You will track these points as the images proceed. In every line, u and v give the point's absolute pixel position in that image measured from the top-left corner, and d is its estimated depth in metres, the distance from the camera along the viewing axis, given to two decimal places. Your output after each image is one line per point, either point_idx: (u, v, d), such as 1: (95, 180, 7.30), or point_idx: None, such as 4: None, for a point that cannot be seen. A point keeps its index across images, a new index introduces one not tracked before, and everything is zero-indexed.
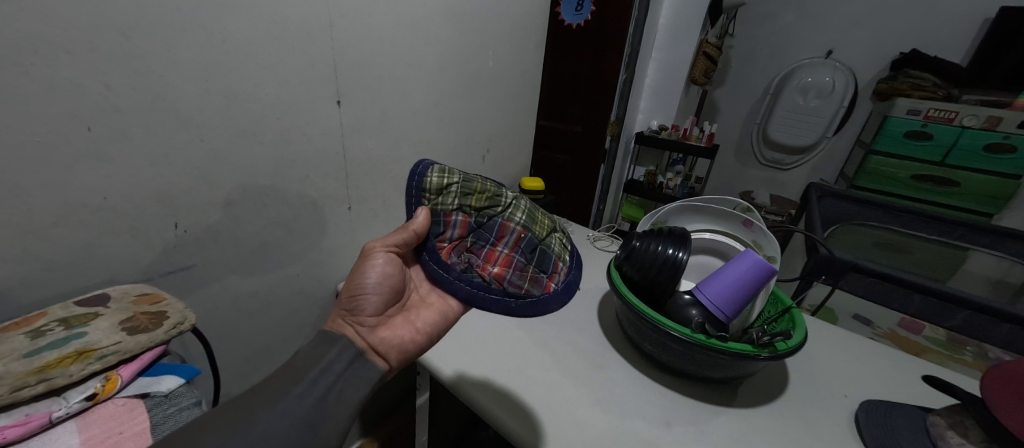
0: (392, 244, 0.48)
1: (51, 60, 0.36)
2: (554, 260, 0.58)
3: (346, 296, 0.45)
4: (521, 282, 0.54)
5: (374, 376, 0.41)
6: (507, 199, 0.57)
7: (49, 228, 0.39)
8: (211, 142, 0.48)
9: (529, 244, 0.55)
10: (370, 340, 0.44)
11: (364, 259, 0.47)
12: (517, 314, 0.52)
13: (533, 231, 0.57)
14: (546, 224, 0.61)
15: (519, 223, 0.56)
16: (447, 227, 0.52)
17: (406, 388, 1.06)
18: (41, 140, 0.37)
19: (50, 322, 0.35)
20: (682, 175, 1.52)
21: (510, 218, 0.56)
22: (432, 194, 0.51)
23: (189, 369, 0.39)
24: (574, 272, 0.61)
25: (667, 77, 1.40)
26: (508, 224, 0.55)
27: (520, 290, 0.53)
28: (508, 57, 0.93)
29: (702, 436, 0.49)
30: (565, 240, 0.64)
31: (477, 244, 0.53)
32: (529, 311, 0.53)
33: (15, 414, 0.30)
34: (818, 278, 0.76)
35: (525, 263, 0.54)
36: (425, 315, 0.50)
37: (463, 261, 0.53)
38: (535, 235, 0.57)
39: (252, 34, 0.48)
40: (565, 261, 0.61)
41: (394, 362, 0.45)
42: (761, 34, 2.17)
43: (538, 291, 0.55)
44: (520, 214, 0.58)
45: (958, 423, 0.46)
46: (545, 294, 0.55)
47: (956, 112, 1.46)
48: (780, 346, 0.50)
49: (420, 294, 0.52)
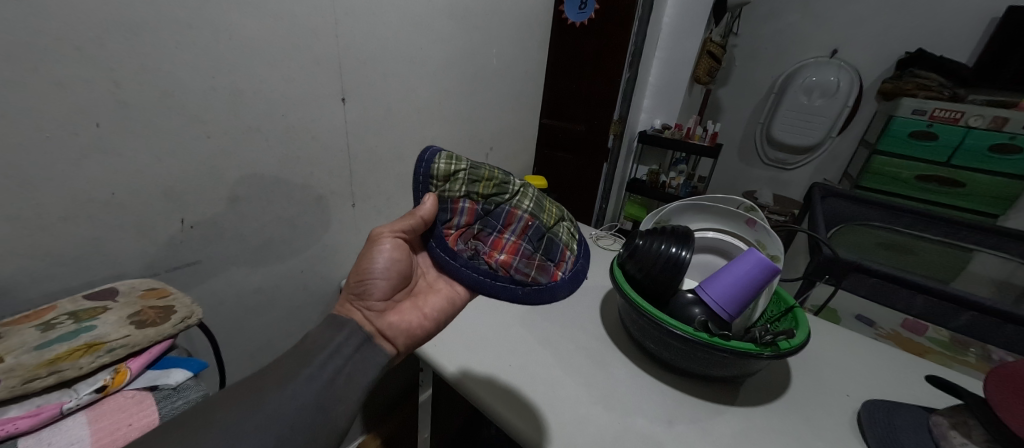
0: (399, 230, 0.48)
1: (60, 57, 0.36)
2: (563, 248, 0.55)
3: (354, 280, 0.46)
4: (528, 269, 0.50)
5: (380, 360, 0.42)
6: (516, 186, 0.54)
7: (58, 223, 0.40)
8: (217, 138, 0.49)
9: (537, 232, 0.52)
10: (377, 324, 0.45)
11: (372, 244, 0.48)
12: (522, 302, 0.49)
13: (542, 219, 0.54)
14: (555, 212, 0.58)
15: (528, 211, 0.53)
16: (454, 214, 0.51)
17: (408, 383, 1.06)
18: (51, 135, 0.37)
19: (60, 315, 0.36)
20: (684, 175, 1.52)
21: (518, 205, 0.52)
22: (439, 181, 0.50)
23: (196, 362, 0.40)
24: (583, 261, 0.57)
25: (671, 76, 1.40)
26: (516, 212, 0.52)
27: (526, 278, 0.50)
28: (512, 55, 0.93)
29: (704, 435, 0.49)
30: (574, 228, 0.59)
31: (483, 231, 0.51)
32: (536, 299, 0.49)
33: (26, 405, 0.30)
34: (821, 279, 0.76)
35: (532, 251, 0.51)
36: (433, 301, 0.51)
37: (470, 248, 0.52)
38: (544, 223, 0.54)
39: (258, 31, 0.48)
40: (573, 251, 0.56)
41: (401, 347, 0.46)
42: (766, 33, 2.16)
43: (545, 279, 0.51)
44: (528, 202, 0.54)
45: (962, 423, 0.46)
46: (552, 283, 0.51)
47: (961, 112, 1.45)
48: (783, 345, 0.50)
49: (427, 280, 0.53)
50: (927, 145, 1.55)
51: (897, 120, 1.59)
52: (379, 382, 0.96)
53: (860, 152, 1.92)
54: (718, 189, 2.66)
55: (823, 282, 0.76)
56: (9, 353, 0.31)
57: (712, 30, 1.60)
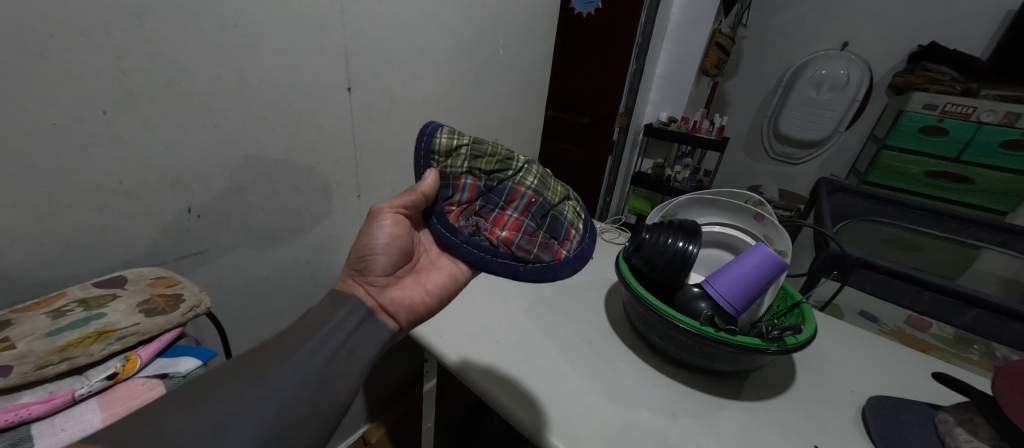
0: (400, 205, 0.48)
1: (67, 43, 0.36)
2: (567, 227, 0.56)
3: (354, 256, 0.45)
4: (531, 246, 0.53)
5: (383, 337, 0.41)
6: (519, 163, 0.54)
7: (67, 211, 0.40)
8: (224, 127, 0.48)
9: (540, 210, 0.53)
10: (380, 294, 0.45)
11: (374, 217, 0.47)
12: (525, 279, 0.52)
13: (545, 196, 0.55)
14: (560, 190, 0.59)
15: (531, 188, 0.54)
16: (456, 190, 0.51)
17: (412, 372, 1.08)
18: (57, 123, 0.37)
19: (71, 302, 0.36)
20: (690, 168, 1.50)
21: (521, 182, 0.53)
22: (442, 156, 0.50)
23: (205, 351, 0.40)
24: (588, 240, 0.58)
25: (679, 67, 1.38)
26: (518, 189, 0.53)
27: (528, 255, 0.52)
28: (520, 45, 0.91)
29: (708, 428, 0.49)
30: (579, 208, 0.61)
31: (486, 208, 0.52)
32: (538, 276, 0.52)
33: (39, 391, 0.30)
34: (828, 275, 0.75)
35: (534, 228, 0.53)
36: (436, 277, 0.52)
37: (472, 225, 0.53)
38: (548, 200, 0.55)
39: (265, 19, 0.48)
40: (579, 230, 0.58)
41: (404, 322, 0.46)
42: (775, 23, 2.11)
43: (548, 257, 0.54)
44: (532, 179, 0.55)
45: (968, 420, 0.46)
46: (555, 261, 0.54)
47: (974, 107, 1.42)
48: (790, 340, 0.50)
49: (429, 257, 0.54)
50: (938, 140, 1.53)
51: (907, 114, 1.57)
52: (383, 372, 0.96)
53: (869, 147, 1.90)
54: (723, 183, 2.64)
55: (829, 279, 0.75)
56: (23, 339, 0.31)
57: (722, 21, 1.56)
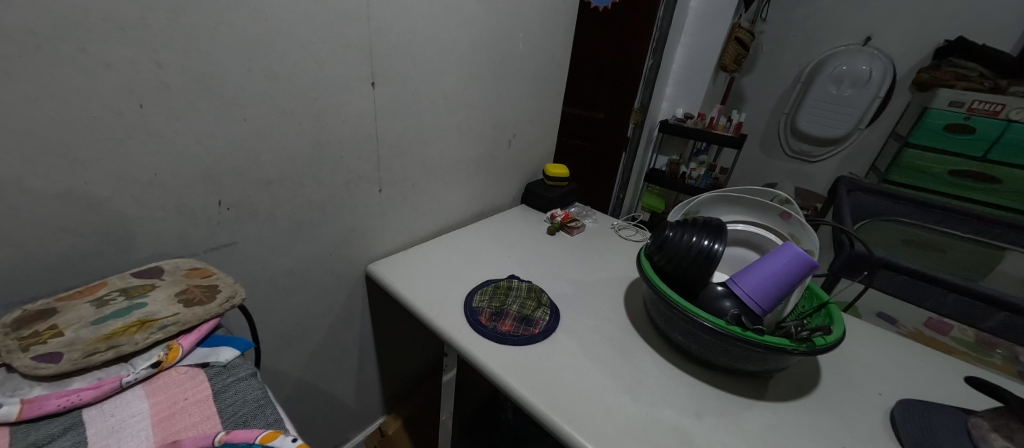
0: None
1: (106, 37, 0.36)
2: (544, 311, 0.65)
3: None
4: (530, 326, 0.62)
5: None
6: (496, 300, 0.67)
7: (106, 201, 0.41)
8: (253, 121, 0.49)
9: (526, 320, 0.63)
10: None
11: None
12: (539, 339, 0.60)
13: (525, 308, 0.66)
14: (527, 286, 0.72)
15: (514, 308, 0.66)
16: None
17: (428, 365, 1.09)
18: (98, 116, 0.38)
19: (112, 292, 0.38)
20: (706, 166, 1.45)
21: (507, 307, 0.65)
22: None
23: (244, 341, 0.39)
24: (553, 309, 0.66)
25: (697, 62, 1.35)
26: (505, 312, 0.64)
27: (531, 330, 0.61)
28: (542, 40, 0.89)
29: (733, 428, 0.49)
30: (535, 283, 0.73)
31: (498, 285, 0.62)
32: (543, 334, 0.60)
33: (88, 377, 0.32)
34: (855, 277, 0.72)
35: (527, 323, 0.63)
36: None
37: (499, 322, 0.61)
38: (526, 310, 0.66)
39: (293, 13, 0.48)
40: (546, 300, 0.68)
41: None
42: (797, 17, 2.06)
43: (542, 327, 0.62)
44: (511, 302, 0.67)
45: (1003, 426, 0.45)
46: (546, 327, 0.62)
47: (1002, 104, 1.38)
48: (819, 341, 0.49)
49: None
50: (963, 138, 1.48)
51: (932, 111, 1.52)
52: (400, 364, 0.98)
53: (891, 145, 1.85)
54: (739, 180, 2.61)
55: (856, 280, 0.71)
56: (71, 326, 0.33)
57: (741, 15, 1.52)
